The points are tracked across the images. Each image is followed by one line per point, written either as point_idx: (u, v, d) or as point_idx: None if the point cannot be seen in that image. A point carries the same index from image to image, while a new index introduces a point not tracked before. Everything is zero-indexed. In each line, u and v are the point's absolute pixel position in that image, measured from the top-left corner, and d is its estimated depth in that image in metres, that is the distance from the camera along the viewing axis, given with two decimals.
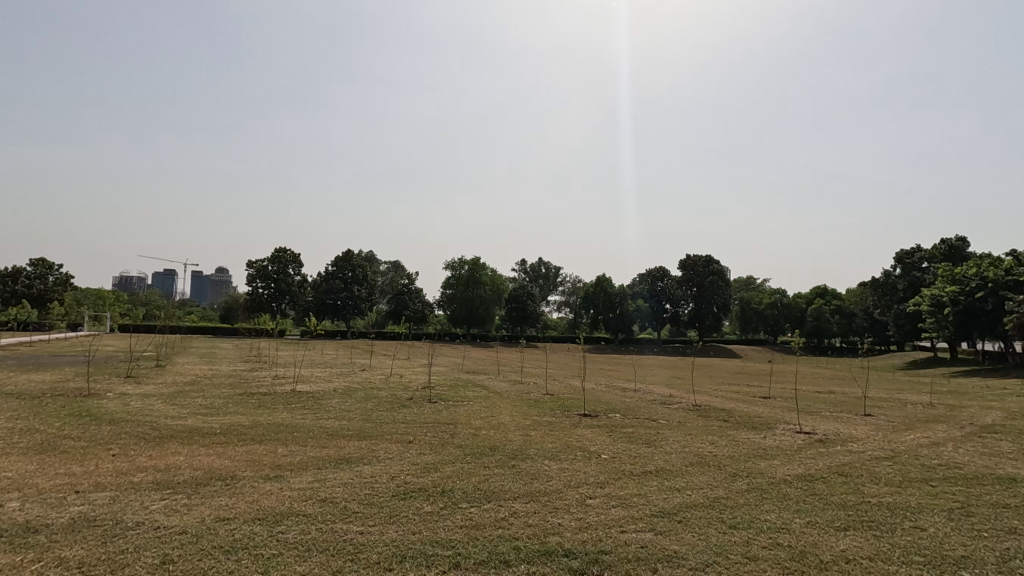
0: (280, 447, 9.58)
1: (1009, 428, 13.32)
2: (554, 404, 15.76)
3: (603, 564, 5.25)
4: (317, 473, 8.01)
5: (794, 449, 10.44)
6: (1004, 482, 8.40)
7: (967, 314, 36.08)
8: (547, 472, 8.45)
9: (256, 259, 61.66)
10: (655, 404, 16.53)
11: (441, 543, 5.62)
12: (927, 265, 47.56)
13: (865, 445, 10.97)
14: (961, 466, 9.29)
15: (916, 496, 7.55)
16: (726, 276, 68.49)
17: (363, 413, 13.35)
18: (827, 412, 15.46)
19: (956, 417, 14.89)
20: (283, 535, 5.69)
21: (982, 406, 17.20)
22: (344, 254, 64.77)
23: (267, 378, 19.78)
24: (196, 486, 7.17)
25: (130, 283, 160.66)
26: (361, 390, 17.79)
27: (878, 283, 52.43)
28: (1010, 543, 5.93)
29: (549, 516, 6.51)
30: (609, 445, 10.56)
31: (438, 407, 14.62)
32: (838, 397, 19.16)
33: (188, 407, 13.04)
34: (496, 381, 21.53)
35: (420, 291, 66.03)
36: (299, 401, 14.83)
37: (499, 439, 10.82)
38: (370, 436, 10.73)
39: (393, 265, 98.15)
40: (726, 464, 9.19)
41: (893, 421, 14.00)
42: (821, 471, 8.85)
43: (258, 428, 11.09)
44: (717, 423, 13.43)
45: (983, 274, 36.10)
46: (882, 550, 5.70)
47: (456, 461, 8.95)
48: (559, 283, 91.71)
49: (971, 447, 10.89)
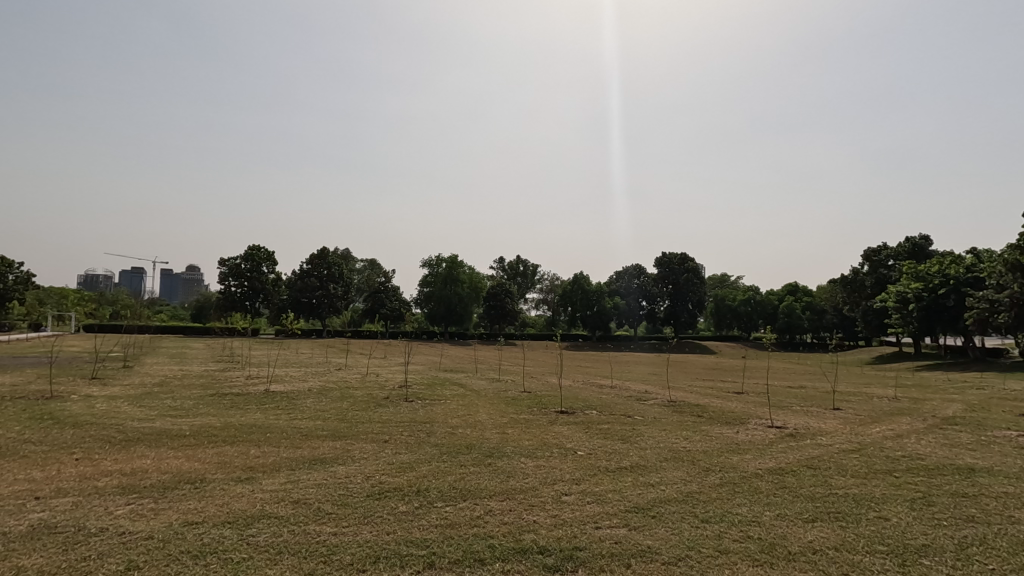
0: (253, 448, 9.41)
1: (969, 419, 13.86)
2: (532, 402, 15.81)
3: (578, 560, 5.29)
4: (290, 474, 7.90)
5: (766, 444, 10.65)
6: (963, 472, 8.71)
7: (930, 310, 37.14)
8: (524, 470, 8.45)
9: (228, 257, 60.44)
10: (631, 400, 16.71)
11: (415, 543, 5.59)
12: (893, 263, 49.07)
13: (834, 438, 11.28)
14: (923, 458, 9.61)
15: (880, 487, 7.80)
16: (700, 273, 69.47)
17: (338, 413, 13.20)
18: (797, 406, 15.86)
19: (919, 409, 15.42)
20: (253, 538, 5.58)
21: (944, 399, 17.83)
22: (320, 252, 63.71)
23: (240, 377, 19.50)
24: (163, 490, 6.98)
25: (97, 280, 156.39)
26: (337, 389, 17.57)
27: (844, 280, 53.80)
28: (968, 531, 6.15)
29: (525, 514, 6.51)
30: (585, 442, 10.63)
31: (415, 407, 14.50)
32: (809, 391, 19.64)
33: (156, 409, 12.74)
34: (475, 379, 21.49)
35: (397, 289, 65.56)
36: (273, 401, 14.60)
37: (475, 438, 10.79)
38: (345, 436, 10.61)
39: (370, 263, 97.35)
40: (700, 459, 9.36)
41: (860, 415, 14.42)
42: (791, 465, 9.05)
43: (229, 429, 10.86)
44: (691, 418, 13.63)
45: (945, 272, 37.45)
46: (847, 540, 5.86)
47: (433, 459, 8.92)
48: (538, 281, 91.93)
49: (933, 439, 11.28)
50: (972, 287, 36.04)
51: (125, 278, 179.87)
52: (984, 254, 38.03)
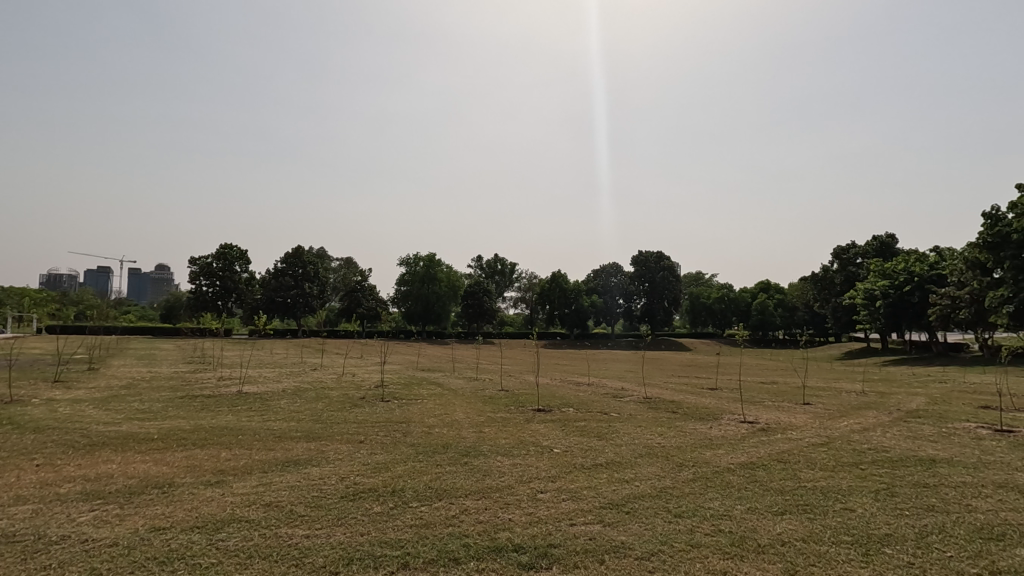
0: (223, 451, 9.21)
1: (930, 412, 14.37)
2: (509, 400, 15.82)
3: (552, 556, 5.33)
4: (262, 477, 7.75)
5: (737, 439, 10.86)
6: (924, 463, 9.03)
7: (896, 306, 38.20)
8: (499, 468, 8.49)
9: (199, 255, 59.08)
10: (607, 397, 16.84)
11: (389, 543, 5.55)
12: (862, 261, 50.55)
13: (803, 432, 11.56)
14: (888, 450, 9.93)
15: (847, 479, 8.01)
16: (676, 271, 70.41)
17: (312, 413, 13.04)
18: (769, 401, 16.20)
19: (885, 403, 15.94)
20: (223, 542, 5.47)
21: (908, 393, 18.44)
22: (295, 250, 62.76)
23: (211, 379, 19.06)
24: (129, 496, 6.80)
25: (60, 279, 150.76)
26: (312, 390, 17.32)
27: (815, 278, 55.07)
28: (928, 520, 6.37)
29: (500, 512, 6.53)
30: (561, 439, 10.69)
31: (391, 406, 14.41)
32: (780, 387, 20.07)
33: (124, 412, 12.39)
34: (452, 378, 21.45)
35: (373, 288, 64.97)
36: (246, 403, 14.34)
37: (451, 437, 10.71)
38: (320, 437, 10.51)
39: (347, 261, 96.11)
40: (674, 455, 9.49)
41: (828, 409, 14.82)
42: (762, 459, 9.24)
43: (200, 431, 10.64)
44: (666, 414, 13.83)
45: (910, 269, 38.77)
46: (814, 531, 6.01)
47: (408, 459, 8.88)
48: (516, 279, 91.93)
49: (897, 432, 11.66)
50: (935, 285, 37.32)
51: (90, 278, 174.19)
52: (946, 252, 39.55)
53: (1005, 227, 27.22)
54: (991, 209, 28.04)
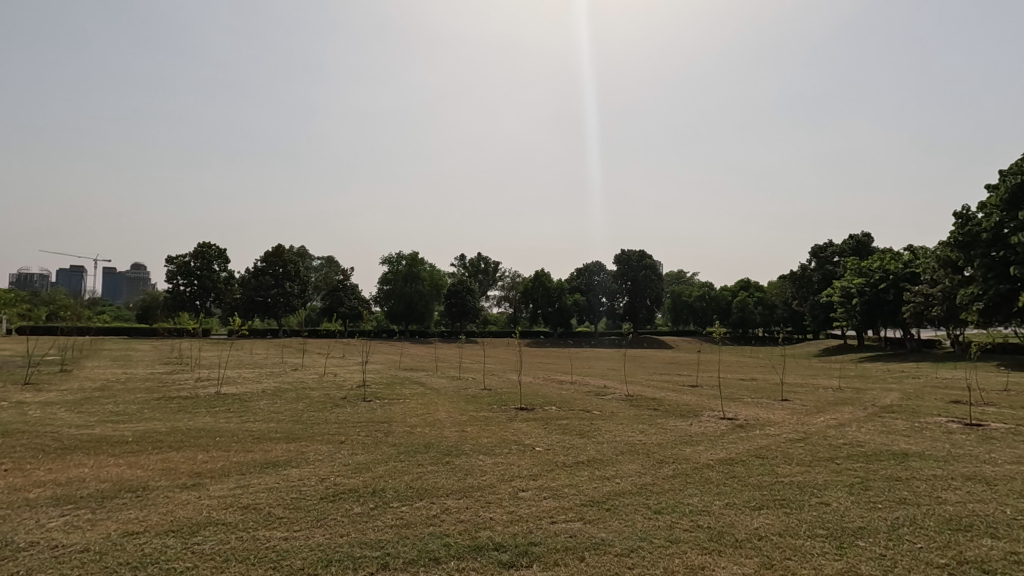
0: (200, 453, 9.07)
1: (904, 407, 14.75)
2: (491, 399, 15.83)
3: (533, 555, 5.34)
4: (239, 479, 7.64)
5: (717, 435, 10.98)
6: (897, 457, 9.23)
7: (871, 304, 39.02)
8: (481, 467, 8.48)
9: (176, 255, 58.01)
10: (589, 395, 16.93)
11: (369, 544, 5.51)
12: (838, 259, 51.59)
13: (781, 428, 11.76)
14: (862, 445, 10.14)
15: (823, 474, 8.16)
16: (658, 270, 71.05)
17: (292, 414, 12.90)
18: (748, 398, 16.46)
19: (861, 399, 16.28)
20: (199, 546, 5.39)
21: (883, 389, 18.87)
22: (275, 249, 62.02)
23: (189, 381, 18.75)
24: (101, 500, 6.64)
25: (30, 279, 146.59)
26: (293, 390, 17.12)
27: (793, 276, 56.01)
28: (900, 512, 6.52)
29: (481, 511, 6.52)
30: (543, 437, 10.73)
31: (373, 406, 14.32)
32: (759, 383, 20.44)
33: (97, 415, 12.12)
34: (435, 377, 21.41)
35: (356, 287, 64.43)
36: (224, 404, 14.12)
37: (433, 437, 10.67)
38: (301, 438, 10.41)
39: (328, 261, 95.07)
40: (655, 451, 9.59)
41: (806, 405, 15.09)
42: (740, 455, 9.37)
43: (176, 434, 10.43)
44: (647, 412, 13.98)
45: (885, 267, 39.66)
46: (790, 526, 6.11)
47: (390, 459, 8.83)
48: (499, 277, 91.92)
49: (872, 427, 11.91)
50: (909, 283, 38.19)
51: (62, 277, 169.75)
52: (919, 251, 40.55)
53: (975, 226, 28.03)
54: (962, 208, 28.80)
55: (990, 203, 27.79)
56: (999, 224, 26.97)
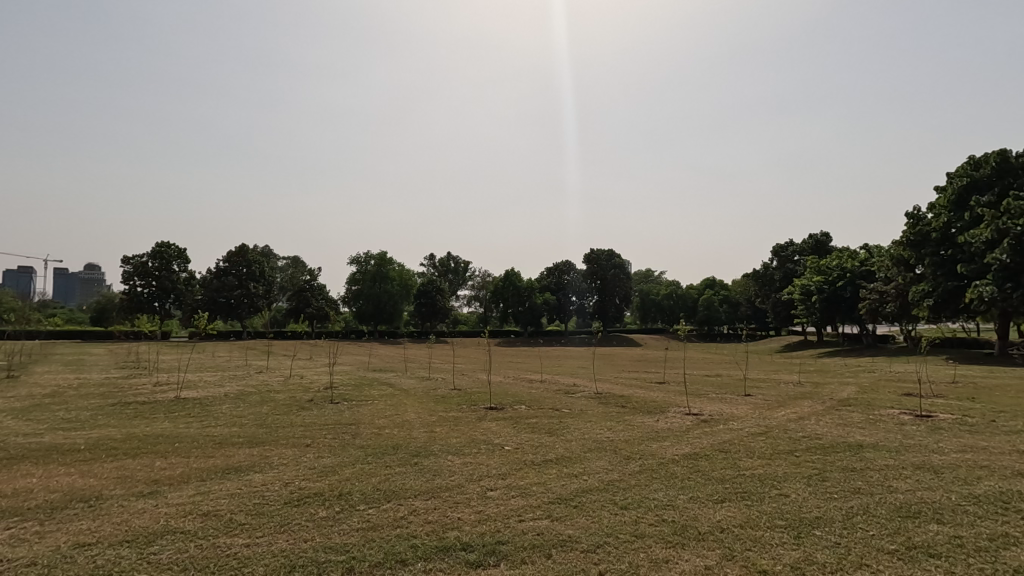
0: (158, 460, 8.77)
1: (859, 400, 15.33)
2: (461, 399, 15.80)
3: (500, 554, 5.35)
4: (200, 486, 7.42)
5: (683, 431, 11.18)
6: (852, 448, 9.59)
7: (830, 301, 40.41)
8: (449, 467, 8.44)
9: (133, 254, 55.85)
10: (560, 394, 17.07)
11: (334, 548, 5.43)
12: (799, 258, 53.30)
13: (744, 422, 12.08)
14: (820, 437, 10.49)
15: (783, 466, 8.42)
16: (626, 269, 72.05)
17: (256, 418, 12.58)
18: (712, 393, 16.87)
19: (820, 393, 16.88)
20: (156, 556, 5.22)
21: (841, 383, 19.59)
22: (238, 249, 60.36)
23: (148, 385, 18.12)
24: (51, 511, 6.36)
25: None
26: (258, 393, 16.68)
27: (756, 275, 57.57)
28: (855, 502, 6.78)
29: (449, 511, 6.51)
30: (512, 437, 10.75)
31: (341, 408, 14.15)
32: (723, 379, 20.99)
33: (46, 422, 11.55)
34: (405, 378, 21.18)
35: (323, 287, 63.27)
36: (184, 409, 13.70)
37: (402, 438, 10.60)
38: (265, 442, 10.17)
39: (294, 260, 93.17)
40: (622, 448, 9.72)
41: (768, 400, 15.55)
42: (705, 450, 9.58)
43: (132, 441, 10.06)
44: (615, 409, 14.17)
45: (842, 265, 41.19)
46: (751, 517, 6.29)
47: (357, 461, 8.72)
48: (469, 277, 91.69)
49: (829, 420, 12.34)
50: (865, 280, 39.66)
51: (9, 278, 161.62)
52: (874, 250, 42.20)
53: (925, 226, 29.30)
54: (913, 209, 30.05)
55: (938, 204, 29.15)
56: (947, 224, 28.28)
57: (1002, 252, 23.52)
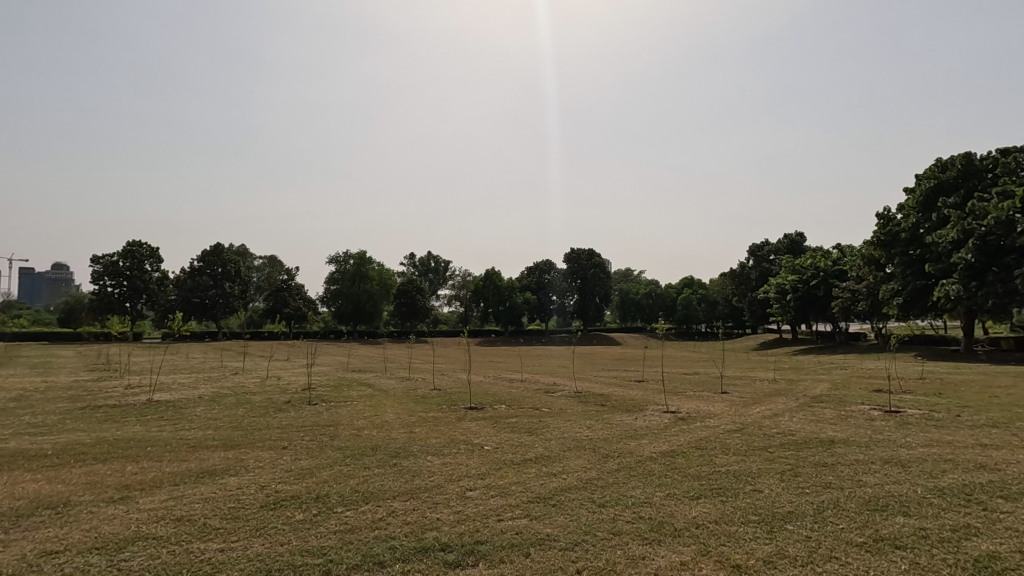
0: (129, 464, 8.57)
1: (832, 396, 15.68)
2: (441, 399, 15.75)
3: (478, 553, 5.36)
4: (172, 490, 7.27)
5: (661, 429, 11.32)
6: (825, 444, 9.82)
7: (804, 300, 41.24)
8: (429, 468, 8.42)
9: (103, 254, 54.43)
10: (540, 393, 17.14)
11: (310, 552, 5.38)
12: (774, 257, 54.32)
13: (720, 419, 12.27)
14: (793, 433, 10.72)
15: (757, 462, 8.59)
16: (606, 268, 72.54)
17: (232, 421, 12.37)
18: (690, 391, 17.10)
19: (794, 390, 17.26)
20: (126, 563, 5.11)
21: (815, 380, 20.02)
22: (213, 248, 59.26)
23: (119, 388, 17.67)
24: (15, 519, 6.18)
25: None
26: (233, 395, 16.40)
27: (733, 274, 58.49)
28: (825, 496, 6.96)
29: (428, 512, 6.49)
30: (492, 436, 10.76)
31: (319, 409, 13.99)
32: (701, 377, 21.30)
33: (10, 428, 11.18)
34: (384, 379, 21.02)
35: (300, 287, 62.45)
36: (157, 412, 13.40)
37: (382, 439, 10.54)
38: (240, 445, 10.01)
39: (271, 260, 91.72)
40: (601, 447, 9.79)
41: (744, 397, 15.81)
42: (682, 447, 9.71)
43: (102, 445, 9.80)
44: (595, 407, 14.29)
45: (816, 265, 42.11)
46: (726, 513, 6.40)
47: (335, 463, 8.64)
48: (449, 276, 91.33)
49: (803, 416, 12.62)
50: (837, 279, 40.60)
51: None
52: (846, 249, 43.20)
53: (894, 226, 30.09)
54: (884, 209, 30.85)
55: (907, 205, 29.98)
56: (916, 224, 29.09)
57: (967, 252, 24.30)
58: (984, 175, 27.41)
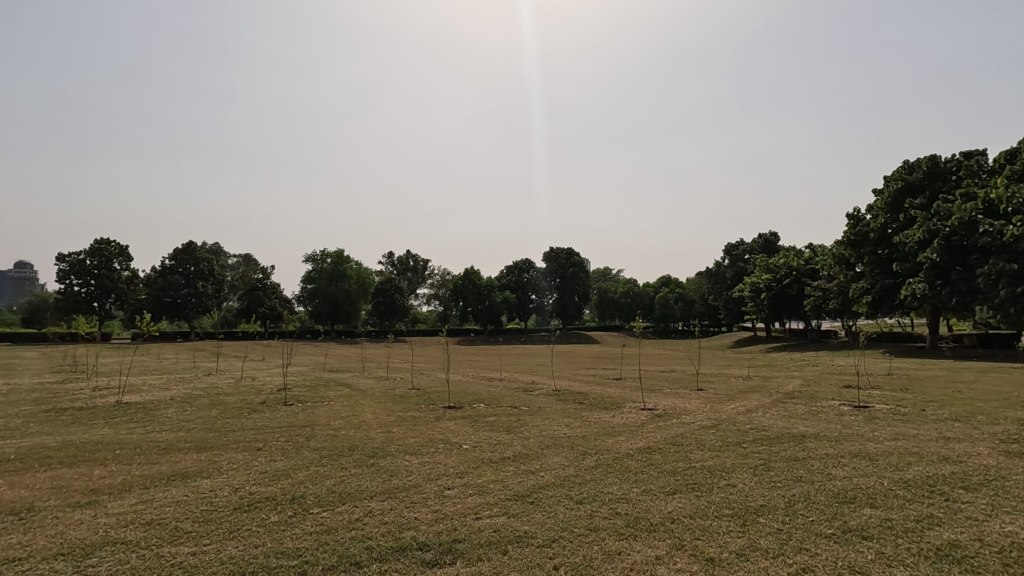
0: (97, 468, 8.35)
1: (804, 393, 16.06)
2: (419, 399, 15.68)
3: (455, 552, 5.36)
4: (142, 494, 7.11)
5: (637, 426, 11.45)
6: (796, 439, 10.05)
7: (778, 298, 42.06)
8: (407, 467, 8.38)
9: (69, 252, 52.85)
10: (518, 391, 17.19)
11: (285, 553, 5.32)
12: (749, 257, 55.35)
13: (695, 416, 12.46)
14: (766, 429, 10.95)
15: (731, 457, 8.76)
16: (585, 267, 73.05)
17: (205, 422, 12.14)
18: (667, 389, 17.33)
19: (768, 386, 17.62)
20: (94, 568, 4.98)
21: (787, 376, 20.47)
22: (185, 246, 58.03)
23: (87, 389, 17.20)
24: None
25: None
26: (206, 396, 16.08)
27: (709, 273, 59.42)
28: (796, 490, 7.13)
29: (406, 511, 6.46)
30: (470, 435, 10.76)
31: (295, 410, 13.81)
32: (678, 375, 21.61)
33: None
34: (362, 379, 20.85)
35: (276, 287, 61.46)
36: (127, 414, 13.07)
37: (359, 439, 10.46)
38: (214, 446, 9.83)
39: (246, 259, 90.16)
40: (579, 444, 9.87)
41: (719, 394, 16.09)
42: (658, 443, 9.84)
43: (68, 449, 9.53)
44: (573, 405, 14.38)
45: (789, 264, 43.00)
46: (700, 508, 6.51)
47: (311, 464, 8.53)
48: (428, 275, 90.89)
49: (776, 412, 12.90)
50: (809, 278, 41.49)
51: None
52: (818, 249, 44.23)
53: (863, 227, 30.91)
54: (854, 210, 31.67)
55: (876, 206, 30.81)
56: (884, 225, 29.92)
57: (932, 252, 25.06)
58: (948, 177, 28.36)
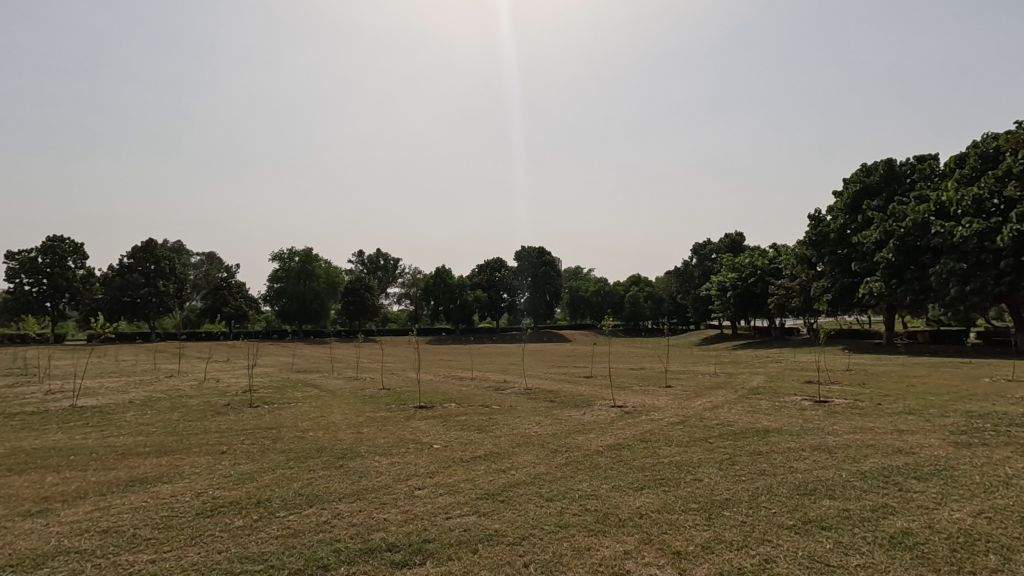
0: (49, 475, 7.99)
1: (768, 388, 16.50)
2: (389, 399, 15.52)
3: (425, 552, 5.32)
4: (98, 501, 6.85)
5: (607, 423, 11.57)
6: (760, 433, 10.33)
7: (743, 296, 43.06)
8: (376, 468, 8.30)
9: (19, 249, 50.49)
10: (490, 390, 17.17)
11: (250, 558, 5.20)
12: (716, 256, 56.54)
13: (664, 413, 12.67)
14: (731, 424, 11.22)
15: (697, 452, 8.94)
16: (556, 266, 73.48)
17: (166, 426, 11.75)
18: (636, 386, 17.56)
19: (733, 383, 18.05)
20: None
21: (752, 373, 20.99)
22: (144, 244, 56.16)
23: (38, 393, 16.44)
24: None
25: None
26: (167, 399, 15.55)
27: (678, 272, 60.48)
28: (759, 483, 7.33)
29: (375, 513, 6.40)
30: (441, 435, 10.70)
31: (261, 412, 13.49)
32: (647, 372, 21.92)
33: None
34: (331, 379, 20.49)
35: (241, 286, 59.97)
36: (82, 418, 12.55)
37: (327, 440, 10.29)
38: (176, 450, 9.53)
39: (210, 257, 87.71)
40: (549, 442, 9.93)
41: (687, 390, 16.39)
42: (627, 440, 9.97)
43: (17, 455, 9.10)
44: (544, 404, 14.45)
45: (754, 263, 44.08)
46: (667, 503, 6.63)
47: (277, 467, 8.35)
48: (399, 275, 89.97)
49: (741, 407, 13.22)
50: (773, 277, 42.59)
51: None
52: (781, 248, 45.48)
53: (824, 227, 31.91)
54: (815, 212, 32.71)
55: (836, 207, 31.84)
56: (843, 225, 30.95)
57: (888, 252, 26.05)
58: (903, 180, 29.54)
